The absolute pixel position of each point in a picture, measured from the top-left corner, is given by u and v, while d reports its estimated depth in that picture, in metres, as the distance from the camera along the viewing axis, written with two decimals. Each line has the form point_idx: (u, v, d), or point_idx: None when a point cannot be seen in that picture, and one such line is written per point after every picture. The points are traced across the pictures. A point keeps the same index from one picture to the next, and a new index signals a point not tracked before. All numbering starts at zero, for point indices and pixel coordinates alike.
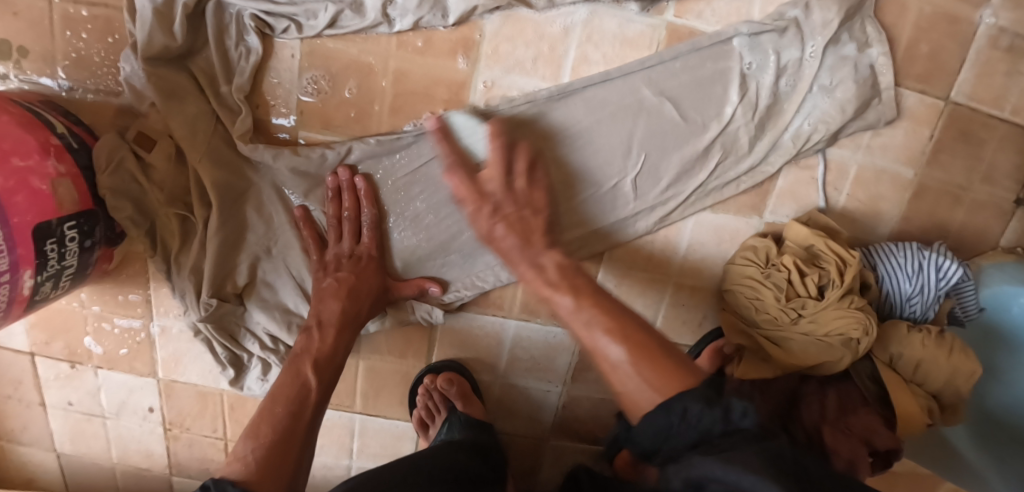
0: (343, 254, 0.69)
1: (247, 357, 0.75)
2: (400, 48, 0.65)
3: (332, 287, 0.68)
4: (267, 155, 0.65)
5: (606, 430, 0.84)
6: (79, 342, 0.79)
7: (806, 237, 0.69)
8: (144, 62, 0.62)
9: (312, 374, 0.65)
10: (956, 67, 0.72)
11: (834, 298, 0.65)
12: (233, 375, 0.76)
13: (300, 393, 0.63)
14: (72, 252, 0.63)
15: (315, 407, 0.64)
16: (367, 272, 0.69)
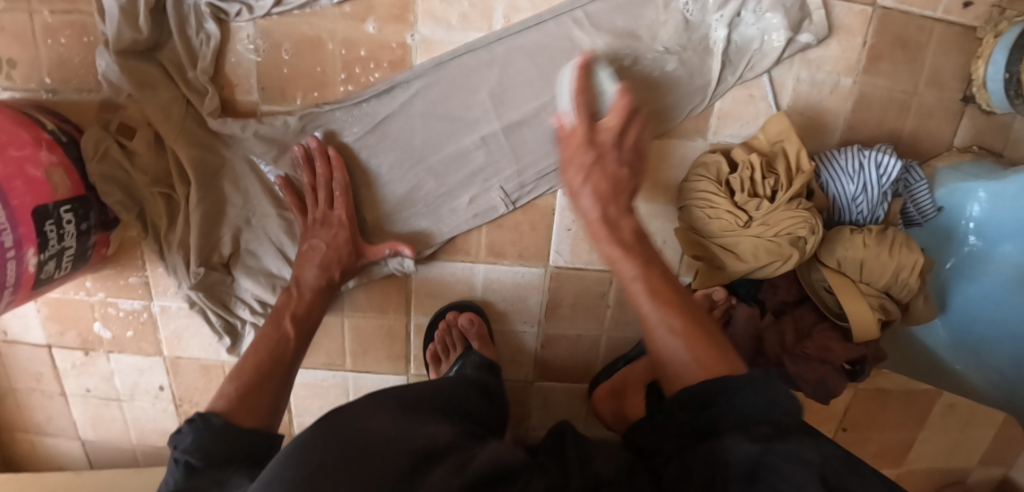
0: (318, 220, 0.73)
1: (240, 324, 0.81)
2: (344, 17, 0.70)
3: (308, 253, 0.73)
4: (236, 126, 0.72)
5: (586, 368, 0.87)
6: (89, 329, 0.86)
7: (773, 137, 0.72)
8: (115, 56, 0.67)
9: (290, 325, 0.71)
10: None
11: (784, 199, 0.67)
12: (230, 342, 0.82)
13: (279, 343, 0.69)
14: (70, 233, 0.70)
15: (294, 354, 0.70)
16: (339, 241, 0.73)
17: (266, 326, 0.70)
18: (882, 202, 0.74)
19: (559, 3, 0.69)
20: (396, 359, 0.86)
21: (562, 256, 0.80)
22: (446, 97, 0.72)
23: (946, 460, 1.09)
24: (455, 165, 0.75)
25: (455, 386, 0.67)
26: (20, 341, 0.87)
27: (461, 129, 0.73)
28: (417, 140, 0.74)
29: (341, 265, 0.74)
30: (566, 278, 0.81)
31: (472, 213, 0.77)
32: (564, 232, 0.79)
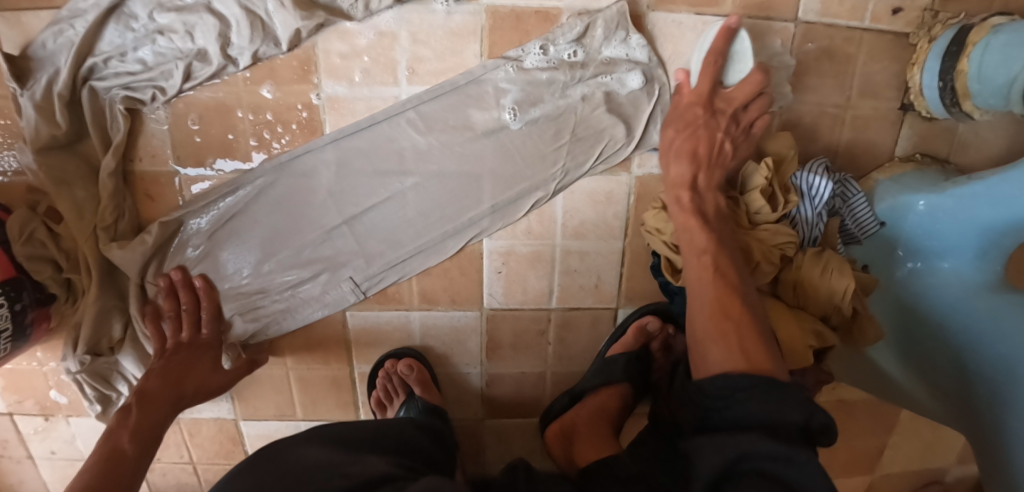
0: (180, 343, 0.75)
1: (115, 395, 0.82)
2: (251, 82, 0.70)
3: (157, 368, 0.72)
4: (118, 251, 0.73)
5: (535, 403, 0.88)
6: (45, 396, 0.87)
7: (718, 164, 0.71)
8: (34, 151, 0.69)
9: (129, 443, 0.67)
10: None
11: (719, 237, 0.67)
12: (99, 410, 0.82)
13: (111, 462, 0.65)
14: (4, 316, 0.69)
15: (133, 472, 0.66)
16: (195, 355, 0.75)
17: (122, 422, 0.68)
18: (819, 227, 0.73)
19: (470, 68, 0.70)
20: (345, 406, 0.87)
21: (496, 298, 0.80)
22: (304, 185, 0.73)
23: (924, 465, 1.04)
24: (315, 250, 0.75)
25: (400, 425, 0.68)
26: None
27: (323, 214, 0.74)
28: (277, 227, 0.74)
29: (193, 383, 0.74)
30: (502, 319, 0.81)
31: (326, 301, 0.78)
32: (494, 274, 0.78)
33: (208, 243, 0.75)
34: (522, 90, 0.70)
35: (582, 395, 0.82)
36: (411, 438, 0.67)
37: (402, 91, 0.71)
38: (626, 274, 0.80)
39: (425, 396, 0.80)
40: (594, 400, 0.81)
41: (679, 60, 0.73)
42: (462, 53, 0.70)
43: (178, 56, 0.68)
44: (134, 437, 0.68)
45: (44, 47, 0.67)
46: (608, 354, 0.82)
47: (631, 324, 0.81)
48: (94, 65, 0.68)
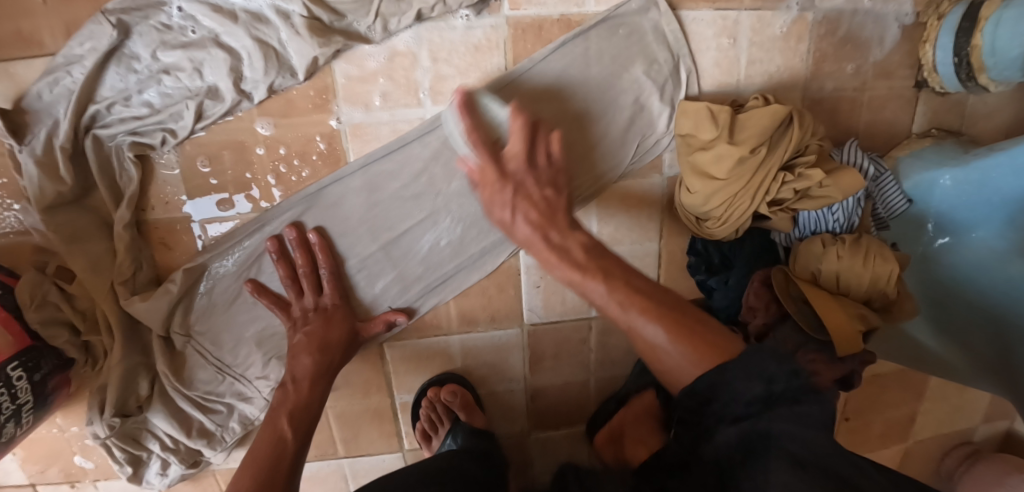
0: (308, 308, 0.71)
1: (146, 455, 0.79)
2: (267, 117, 0.67)
3: (303, 342, 0.69)
4: (141, 304, 0.69)
5: (580, 413, 0.87)
6: (71, 462, 0.83)
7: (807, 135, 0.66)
8: (41, 211, 0.65)
9: (288, 425, 0.65)
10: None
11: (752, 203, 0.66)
12: (131, 470, 0.79)
13: (276, 445, 0.63)
14: (24, 388, 0.65)
15: (296, 457, 0.64)
16: (334, 321, 0.71)
17: (282, 405, 0.67)
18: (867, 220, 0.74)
19: (496, 81, 0.68)
20: (389, 437, 0.84)
21: (536, 314, 0.78)
22: (333, 214, 0.70)
23: (954, 426, 1.07)
24: (354, 279, 0.73)
25: (450, 459, 0.69)
26: (3, 485, 0.85)
27: (356, 242, 0.72)
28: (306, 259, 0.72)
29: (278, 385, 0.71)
30: (542, 333, 0.80)
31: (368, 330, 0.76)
32: (533, 289, 0.77)
33: (237, 284, 0.73)
34: (552, 100, 0.68)
35: (630, 399, 0.81)
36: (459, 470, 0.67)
37: (427, 112, 0.69)
38: (663, 275, 0.79)
39: (469, 420, 0.79)
40: (639, 403, 0.80)
41: (703, 57, 0.71)
42: (485, 67, 0.67)
43: (187, 95, 0.64)
44: (292, 423, 0.66)
45: (40, 98, 0.63)
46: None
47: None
48: (97, 113, 0.64)
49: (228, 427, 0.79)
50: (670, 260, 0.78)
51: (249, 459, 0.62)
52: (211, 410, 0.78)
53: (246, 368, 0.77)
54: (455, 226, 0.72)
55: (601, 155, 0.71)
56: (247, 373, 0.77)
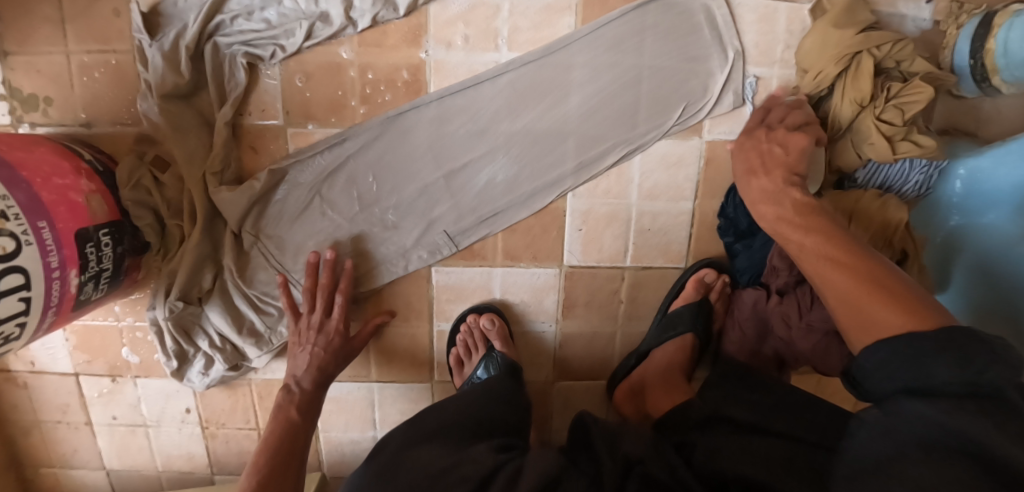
0: (312, 325, 0.78)
1: (193, 351, 0.84)
2: (364, 45, 0.77)
3: (325, 337, 0.78)
4: (228, 194, 0.77)
5: (604, 366, 0.91)
6: (117, 355, 0.88)
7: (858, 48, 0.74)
8: (158, 99, 0.74)
9: (295, 412, 0.76)
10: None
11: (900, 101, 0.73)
12: (176, 365, 0.84)
13: (286, 428, 0.74)
14: (107, 255, 0.73)
15: (303, 431, 0.75)
16: (332, 349, 0.78)
17: (309, 360, 0.77)
18: (909, 196, 0.80)
19: (564, 37, 0.77)
20: (421, 366, 0.89)
21: (574, 256, 0.84)
22: (405, 138, 0.79)
23: None
24: (415, 200, 0.81)
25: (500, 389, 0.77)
26: (48, 372, 0.89)
27: (422, 165, 0.80)
28: (375, 171, 0.80)
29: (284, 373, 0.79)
30: (579, 277, 0.85)
31: (421, 251, 0.83)
32: (575, 232, 0.84)
33: (309, 192, 0.80)
34: (612, 59, 0.78)
35: (649, 354, 0.86)
36: (498, 413, 0.73)
37: (501, 57, 0.78)
38: (695, 236, 0.85)
39: (503, 350, 0.84)
40: (659, 356, 0.86)
41: (746, 37, 0.79)
42: (557, 24, 0.77)
43: (301, 17, 0.74)
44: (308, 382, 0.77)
45: (175, 5, 0.73)
46: (670, 308, 0.87)
47: (691, 277, 0.85)
48: (222, 22, 0.73)
49: (276, 330, 0.84)
50: (702, 222, 0.85)
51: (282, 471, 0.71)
52: (263, 312, 0.83)
53: (303, 275, 0.83)
54: (512, 164, 0.80)
55: (648, 113, 0.79)
56: (303, 280, 0.83)
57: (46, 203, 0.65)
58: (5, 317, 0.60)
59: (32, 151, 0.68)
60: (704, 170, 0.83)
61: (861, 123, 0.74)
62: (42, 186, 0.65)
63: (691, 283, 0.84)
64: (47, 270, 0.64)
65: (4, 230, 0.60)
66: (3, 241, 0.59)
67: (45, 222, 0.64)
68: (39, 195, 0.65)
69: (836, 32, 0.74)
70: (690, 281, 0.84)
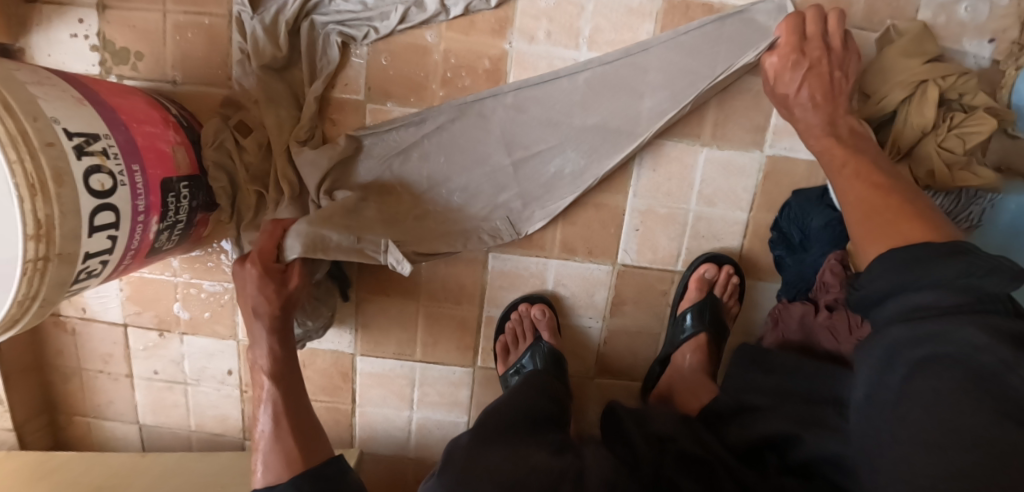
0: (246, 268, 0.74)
1: None
2: (450, 31, 0.79)
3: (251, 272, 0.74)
4: (307, 160, 0.79)
5: (645, 366, 0.92)
6: (168, 310, 0.89)
7: (923, 74, 0.78)
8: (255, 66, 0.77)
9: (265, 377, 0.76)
10: (913, 10, 0.82)
11: (962, 130, 0.78)
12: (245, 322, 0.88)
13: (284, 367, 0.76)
14: (183, 207, 0.74)
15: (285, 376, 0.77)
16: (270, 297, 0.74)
17: (252, 291, 0.74)
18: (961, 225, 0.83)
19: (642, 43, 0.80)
20: (465, 350, 0.90)
21: (629, 254, 0.87)
22: (482, 121, 0.81)
23: None
24: (486, 181, 0.83)
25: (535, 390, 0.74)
26: (97, 320, 0.90)
27: (496, 149, 0.82)
28: (449, 151, 0.82)
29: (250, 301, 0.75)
30: (631, 276, 0.88)
31: (486, 234, 0.84)
32: (632, 231, 0.86)
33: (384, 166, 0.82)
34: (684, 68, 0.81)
35: (673, 358, 0.88)
36: (530, 400, 0.71)
37: (580, 56, 0.81)
38: (746, 245, 0.88)
39: (551, 340, 0.87)
40: (682, 359, 0.87)
41: None
42: (637, 29, 0.80)
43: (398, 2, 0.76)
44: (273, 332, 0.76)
45: None
46: (677, 311, 0.89)
47: (692, 277, 0.86)
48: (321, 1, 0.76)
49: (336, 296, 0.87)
50: (754, 232, 0.88)
51: (286, 411, 0.75)
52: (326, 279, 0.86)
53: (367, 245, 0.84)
54: (583, 156, 0.82)
55: (713, 123, 0.83)
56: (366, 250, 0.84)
57: (139, 149, 0.66)
58: (95, 254, 0.61)
59: (129, 99, 0.70)
60: (763, 183, 0.85)
61: (921, 149, 0.80)
62: (136, 131, 0.67)
63: (691, 282, 0.86)
64: (135, 214, 0.65)
65: (104, 168, 0.60)
66: (103, 178, 0.60)
67: (137, 166, 0.65)
68: (134, 140, 0.66)
69: (904, 61, 0.79)
70: (690, 280, 0.86)
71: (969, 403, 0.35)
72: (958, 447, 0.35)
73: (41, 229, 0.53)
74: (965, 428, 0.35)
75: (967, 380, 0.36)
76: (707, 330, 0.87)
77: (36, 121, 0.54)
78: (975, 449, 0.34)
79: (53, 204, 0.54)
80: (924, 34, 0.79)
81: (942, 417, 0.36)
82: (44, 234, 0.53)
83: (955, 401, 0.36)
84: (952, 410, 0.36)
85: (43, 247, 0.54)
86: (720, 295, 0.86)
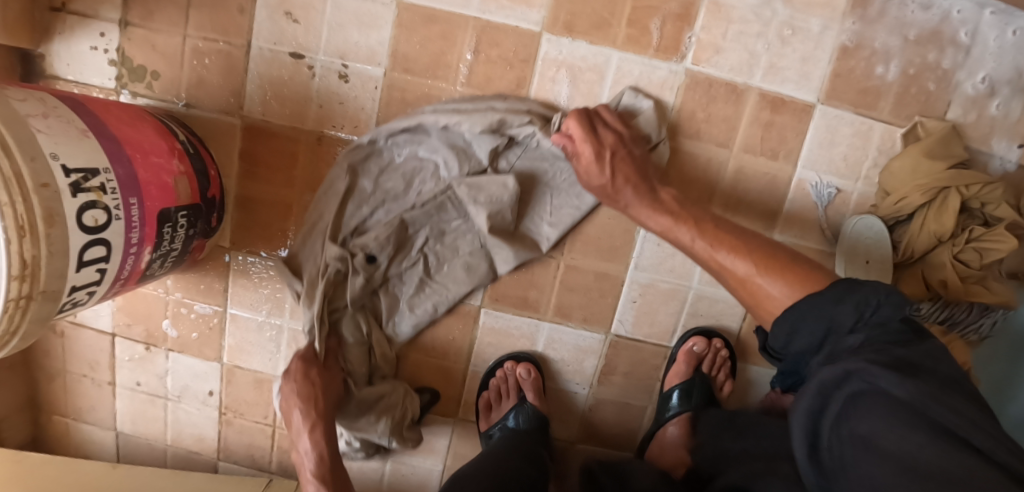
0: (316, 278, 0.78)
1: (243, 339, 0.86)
2: (467, 84, 0.78)
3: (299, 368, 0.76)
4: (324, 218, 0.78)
5: (629, 437, 0.91)
6: (158, 325, 0.89)
7: (947, 179, 0.75)
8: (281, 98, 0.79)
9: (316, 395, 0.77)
10: (944, 108, 0.79)
11: (982, 243, 0.75)
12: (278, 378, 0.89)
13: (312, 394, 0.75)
14: (180, 235, 0.74)
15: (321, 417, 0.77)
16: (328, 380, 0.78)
17: (294, 387, 0.75)
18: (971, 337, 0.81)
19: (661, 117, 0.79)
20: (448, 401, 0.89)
21: (624, 325, 0.85)
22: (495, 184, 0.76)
23: None
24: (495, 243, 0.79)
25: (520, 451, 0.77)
26: (88, 326, 0.91)
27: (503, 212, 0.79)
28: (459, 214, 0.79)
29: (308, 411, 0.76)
30: (623, 347, 0.86)
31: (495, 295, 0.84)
32: (629, 303, 0.84)
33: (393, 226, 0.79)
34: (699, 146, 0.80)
35: (658, 434, 0.86)
36: (514, 466, 0.73)
37: None
38: (745, 329, 0.86)
39: (536, 402, 0.85)
40: (666, 434, 0.85)
41: (834, 150, 0.81)
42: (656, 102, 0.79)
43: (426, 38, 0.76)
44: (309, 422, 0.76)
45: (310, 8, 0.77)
46: (666, 387, 0.86)
47: (680, 349, 0.84)
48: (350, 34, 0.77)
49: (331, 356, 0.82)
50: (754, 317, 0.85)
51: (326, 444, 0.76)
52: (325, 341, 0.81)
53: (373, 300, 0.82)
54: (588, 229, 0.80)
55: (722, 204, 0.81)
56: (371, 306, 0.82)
57: (140, 182, 0.66)
58: (81, 287, 0.61)
59: (135, 125, 0.69)
60: None
61: (935, 256, 0.77)
62: (139, 163, 0.66)
63: (679, 357, 0.83)
64: (127, 246, 0.65)
65: (100, 204, 0.60)
66: (97, 214, 0.60)
67: (135, 199, 0.65)
68: (135, 173, 0.66)
69: (928, 162, 0.76)
70: (677, 353, 0.84)
71: (900, 429, 0.42)
72: (887, 469, 0.40)
73: (27, 270, 0.53)
74: (899, 455, 0.40)
75: (892, 408, 0.43)
76: (692, 407, 0.84)
77: (33, 161, 0.53)
78: (905, 474, 0.39)
79: (42, 244, 0.53)
80: (950, 136, 0.78)
81: (890, 437, 0.42)
82: (29, 274, 0.53)
83: (894, 436, 0.42)
84: (899, 435, 0.41)
85: (27, 287, 0.53)
86: (708, 373, 0.83)
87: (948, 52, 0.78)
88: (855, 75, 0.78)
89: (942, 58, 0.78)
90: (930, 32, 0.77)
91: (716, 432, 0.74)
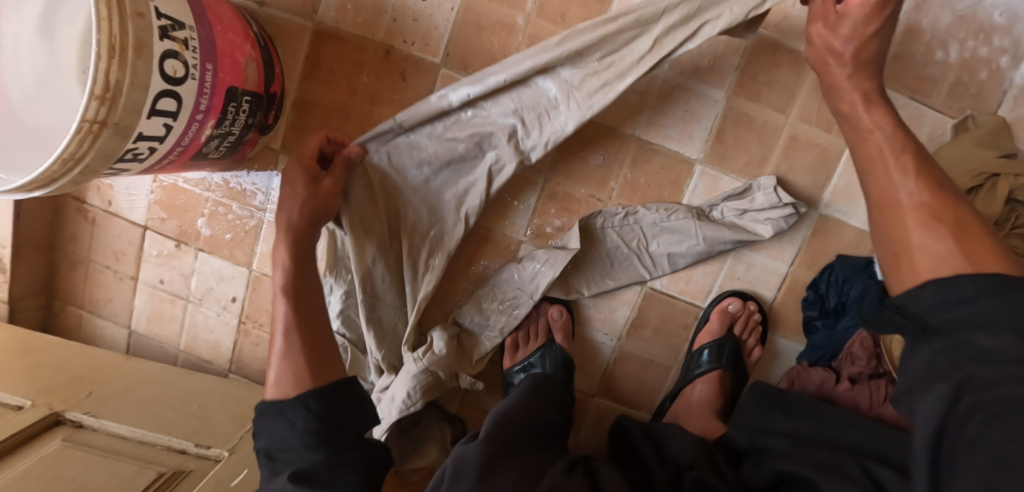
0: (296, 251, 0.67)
1: None
2: (539, 16, 0.79)
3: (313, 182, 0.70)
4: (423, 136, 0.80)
5: (650, 397, 0.89)
6: (192, 223, 0.88)
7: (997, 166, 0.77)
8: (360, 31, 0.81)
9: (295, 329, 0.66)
10: (997, 103, 0.81)
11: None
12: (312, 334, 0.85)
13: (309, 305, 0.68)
14: (240, 120, 0.74)
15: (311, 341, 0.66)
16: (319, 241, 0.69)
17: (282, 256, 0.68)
18: None
19: (726, 74, 0.80)
20: None
21: (660, 279, 0.85)
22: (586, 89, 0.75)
23: None
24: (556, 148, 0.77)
25: (541, 395, 0.71)
26: (119, 216, 0.89)
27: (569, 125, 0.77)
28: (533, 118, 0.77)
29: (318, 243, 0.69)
30: (657, 301, 0.86)
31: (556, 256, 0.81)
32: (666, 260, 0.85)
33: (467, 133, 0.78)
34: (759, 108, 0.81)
35: (682, 393, 0.85)
36: (537, 409, 0.68)
37: (661, 72, 0.81)
38: (778, 299, 0.86)
39: (564, 344, 0.85)
40: (690, 395, 0.83)
41: None
42: (722, 58, 0.80)
43: None
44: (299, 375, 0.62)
45: None
46: (694, 347, 0.86)
47: (715, 308, 0.85)
48: None
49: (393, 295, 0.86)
50: (790, 288, 0.85)
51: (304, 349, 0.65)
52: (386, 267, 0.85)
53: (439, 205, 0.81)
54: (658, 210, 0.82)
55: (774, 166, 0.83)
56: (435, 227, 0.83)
57: (217, 51, 0.66)
58: (147, 137, 0.60)
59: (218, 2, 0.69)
60: (811, 240, 0.83)
61: None
62: (219, 34, 0.66)
63: (714, 314, 0.83)
64: (196, 111, 0.64)
65: (180, 56, 0.60)
66: (177, 66, 0.59)
67: (211, 65, 0.65)
68: (214, 41, 0.65)
69: (978, 150, 0.78)
70: (713, 311, 0.84)
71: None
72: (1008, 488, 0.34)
73: (108, 92, 0.53)
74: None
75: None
76: (725, 369, 0.84)
77: None
78: None
79: (127, 72, 0.53)
80: (1001, 130, 0.79)
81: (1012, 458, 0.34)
82: (109, 97, 0.53)
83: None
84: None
85: (103, 111, 0.53)
86: (740, 333, 0.83)
87: (1007, 48, 0.80)
88: (914, 59, 0.81)
89: (999, 53, 0.80)
90: (994, 26, 0.79)
91: (761, 409, 0.71)
